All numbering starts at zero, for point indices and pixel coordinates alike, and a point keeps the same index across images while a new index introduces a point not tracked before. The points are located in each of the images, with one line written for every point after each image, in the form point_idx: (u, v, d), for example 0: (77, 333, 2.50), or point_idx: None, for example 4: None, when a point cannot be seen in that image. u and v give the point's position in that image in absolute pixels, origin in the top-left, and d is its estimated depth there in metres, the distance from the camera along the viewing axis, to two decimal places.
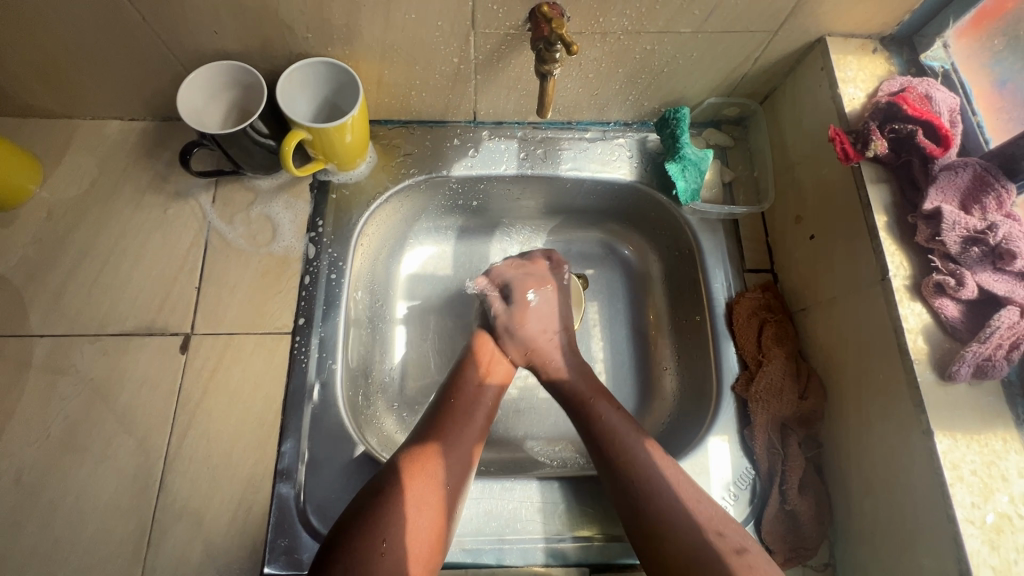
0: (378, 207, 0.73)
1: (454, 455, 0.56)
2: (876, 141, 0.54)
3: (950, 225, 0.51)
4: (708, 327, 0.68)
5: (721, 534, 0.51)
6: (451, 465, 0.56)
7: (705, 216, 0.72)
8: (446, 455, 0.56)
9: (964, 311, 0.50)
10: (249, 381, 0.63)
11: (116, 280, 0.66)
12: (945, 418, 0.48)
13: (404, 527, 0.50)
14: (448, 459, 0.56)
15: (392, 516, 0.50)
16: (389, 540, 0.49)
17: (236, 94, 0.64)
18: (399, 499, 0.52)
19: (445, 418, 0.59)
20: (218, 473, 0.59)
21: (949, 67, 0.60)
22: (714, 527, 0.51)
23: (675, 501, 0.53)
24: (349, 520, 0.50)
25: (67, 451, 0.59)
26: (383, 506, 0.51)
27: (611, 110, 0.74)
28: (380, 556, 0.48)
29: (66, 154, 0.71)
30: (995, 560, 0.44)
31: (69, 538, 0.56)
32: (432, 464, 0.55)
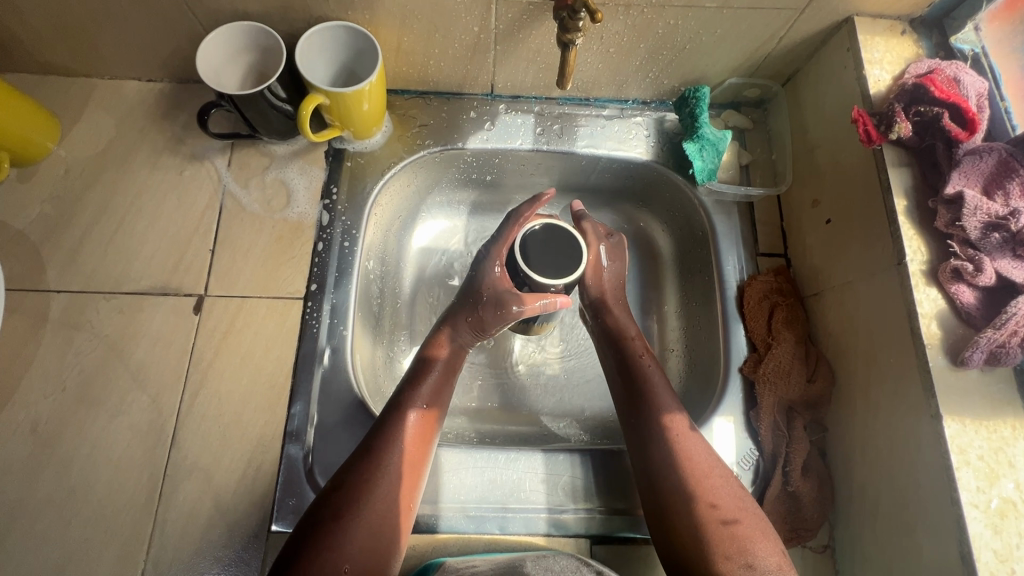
0: (391, 177, 0.73)
1: (399, 465, 0.54)
2: (900, 122, 0.54)
3: (971, 210, 0.50)
4: (718, 309, 0.68)
5: (712, 506, 0.52)
6: (399, 476, 0.53)
7: (720, 197, 0.72)
8: (400, 465, 0.54)
9: (980, 297, 0.49)
10: (260, 343, 0.63)
11: (131, 240, 0.67)
12: (954, 403, 0.48)
13: (362, 546, 0.50)
14: (396, 471, 0.53)
15: (349, 537, 0.49)
16: (349, 561, 0.49)
17: (255, 58, 0.64)
18: (355, 522, 0.50)
19: (392, 427, 0.55)
20: (230, 431, 0.60)
21: (978, 51, 0.59)
22: (709, 520, 0.52)
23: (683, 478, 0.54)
24: (305, 544, 0.49)
25: (83, 403, 0.60)
26: (340, 529, 0.50)
27: (629, 87, 0.73)
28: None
29: (84, 113, 0.72)
30: (997, 543, 0.44)
31: (83, 488, 0.57)
32: (382, 480, 0.52)
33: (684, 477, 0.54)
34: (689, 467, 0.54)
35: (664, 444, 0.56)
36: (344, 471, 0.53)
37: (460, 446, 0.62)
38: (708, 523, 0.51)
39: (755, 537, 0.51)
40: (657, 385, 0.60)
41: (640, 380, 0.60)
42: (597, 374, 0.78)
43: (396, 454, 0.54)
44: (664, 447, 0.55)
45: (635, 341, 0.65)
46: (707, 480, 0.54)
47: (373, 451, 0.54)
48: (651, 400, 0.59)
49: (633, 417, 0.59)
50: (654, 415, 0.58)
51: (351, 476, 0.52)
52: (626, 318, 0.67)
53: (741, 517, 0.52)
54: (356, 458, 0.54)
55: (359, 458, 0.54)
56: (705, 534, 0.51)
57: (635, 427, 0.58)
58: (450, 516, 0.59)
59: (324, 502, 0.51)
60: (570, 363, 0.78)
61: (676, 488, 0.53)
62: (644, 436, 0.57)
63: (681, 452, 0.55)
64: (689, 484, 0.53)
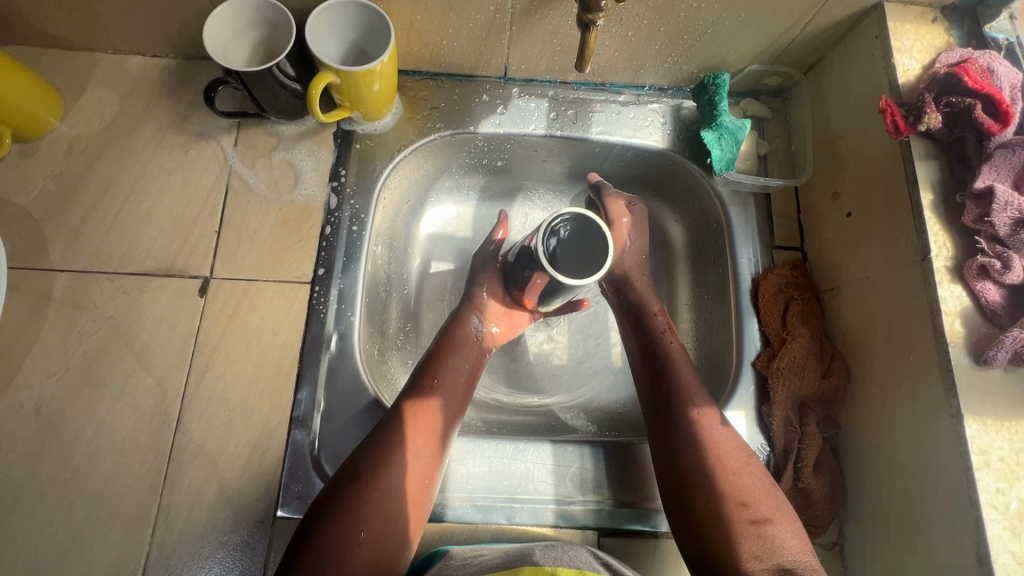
0: (402, 159, 0.71)
1: (425, 439, 0.54)
2: (930, 113, 0.52)
3: (1001, 206, 0.48)
4: (731, 302, 0.67)
5: (744, 505, 0.51)
6: (424, 450, 0.54)
7: (737, 187, 0.70)
8: (426, 441, 0.54)
9: (1006, 296, 0.48)
10: (266, 328, 0.62)
11: (135, 220, 0.66)
12: (976, 403, 0.47)
13: (380, 518, 0.49)
14: (421, 446, 0.54)
15: (365, 507, 0.49)
16: (365, 530, 0.48)
17: (263, 34, 0.62)
18: (374, 491, 0.50)
19: (418, 402, 0.56)
20: (234, 417, 0.59)
21: (1013, 40, 0.56)
22: (732, 517, 0.50)
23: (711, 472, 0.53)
24: (322, 511, 0.49)
25: (85, 385, 0.59)
26: (357, 498, 0.50)
27: (647, 73, 0.71)
28: (359, 545, 0.48)
29: (87, 88, 0.70)
30: (1015, 545, 0.43)
31: (86, 470, 0.57)
32: (408, 452, 0.53)
33: (711, 471, 0.53)
34: (717, 462, 0.53)
35: (692, 435, 0.55)
36: (366, 443, 0.53)
37: (470, 435, 0.61)
38: (736, 519, 0.50)
39: (786, 538, 0.50)
40: (690, 377, 0.59)
41: (670, 370, 0.60)
42: (605, 366, 0.77)
43: (422, 428, 0.54)
44: (695, 439, 0.55)
45: (666, 332, 0.64)
46: (735, 477, 0.52)
47: (399, 423, 0.54)
48: (681, 396, 0.58)
49: (660, 407, 0.58)
50: (682, 411, 0.57)
51: (371, 447, 0.53)
52: (655, 305, 0.67)
53: (771, 515, 0.51)
54: (379, 430, 0.54)
55: (381, 428, 0.54)
56: (731, 530, 0.50)
57: (662, 417, 0.58)
58: (457, 505, 0.58)
59: (342, 472, 0.52)
60: (578, 354, 0.78)
61: (703, 482, 0.52)
62: (673, 429, 0.56)
63: (711, 448, 0.54)
64: (717, 478, 0.52)
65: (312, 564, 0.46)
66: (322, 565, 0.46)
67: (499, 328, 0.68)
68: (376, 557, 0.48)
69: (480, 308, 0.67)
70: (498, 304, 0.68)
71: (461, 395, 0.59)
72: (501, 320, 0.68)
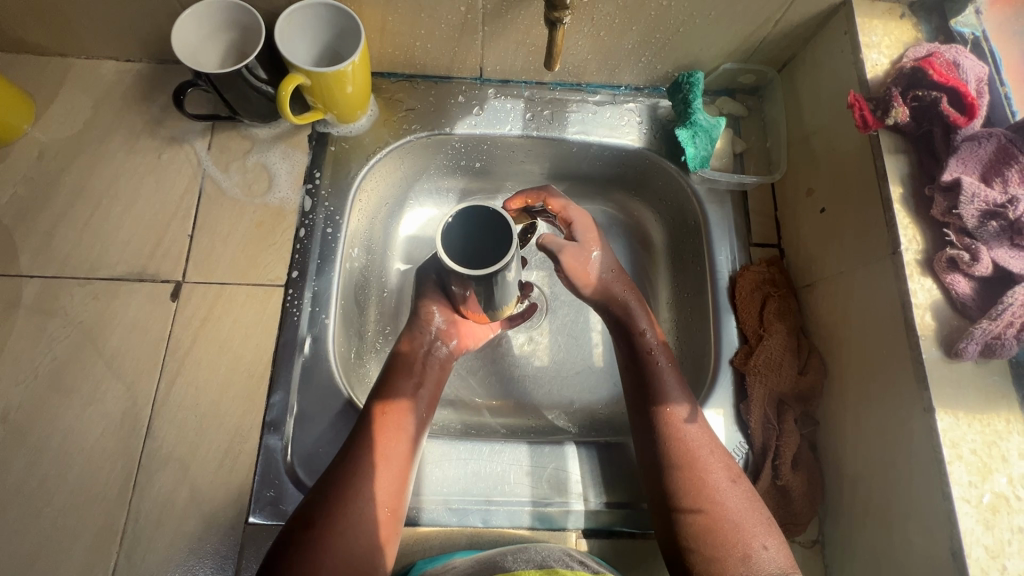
0: (377, 161, 0.71)
1: (382, 471, 0.52)
2: (897, 107, 0.52)
3: (968, 197, 0.48)
4: (709, 300, 0.67)
5: (715, 510, 0.51)
6: (381, 483, 0.52)
7: (713, 185, 0.70)
8: (382, 474, 0.52)
9: (976, 288, 0.48)
10: (239, 331, 0.62)
11: (107, 224, 0.65)
12: (948, 395, 0.47)
13: (341, 562, 0.48)
14: (377, 480, 0.52)
15: (323, 551, 0.48)
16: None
17: (234, 37, 0.61)
18: (331, 534, 0.49)
19: (371, 433, 0.54)
20: (206, 422, 0.58)
21: (978, 35, 0.57)
22: (710, 534, 0.50)
23: (686, 477, 0.53)
24: (279, 560, 0.47)
25: (55, 391, 0.58)
26: (314, 542, 0.48)
27: (622, 72, 0.71)
28: None
29: (60, 93, 0.69)
30: (988, 538, 0.43)
31: (53, 478, 0.56)
32: (363, 488, 0.51)
33: (685, 479, 0.53)
34: (690, 467, 0.53)
35: (666, 439, 0.55)
36: (323, 482, 0.52)
37: (445, 438, 0.60)
38: (718, 534, 0.50)
39: (758, 539, 0.50)
40: (667, 377, 0.58)
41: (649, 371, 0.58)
42: (586, 366, 0.77)
43: (377, 459, 0.53)
44: (671, 444, 0.54)
45: (655, 353, 0.59)
46: (708, 482, 0.52)
47: (354, 459, 0.52)
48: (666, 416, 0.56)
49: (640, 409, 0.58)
50: (667, 430, 0.55)
51: (327, 486, 0.51)
52: (645, 321, 0.61)
53: (744, 518, 0.51)
54: (334, 467, 0.53)
55: (336, 467, 0.52)
56: (710, 545, 0.50)
57: (640, 418, 0.57)
58: (432, 508, 0.57)
59: (299, 515, 0.50)
60: (559, 355, 0.77)
61: (677, 487, 0.53)
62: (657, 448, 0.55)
63: (684, 452, 0.54)
64: (689, 484, 0.52)
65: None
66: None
67: (457, 340, 0.64)
68: None
69: (430, 322, 0.62)
70: (450, 313, 0.63)
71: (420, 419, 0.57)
72: (455, 333, 0.63)
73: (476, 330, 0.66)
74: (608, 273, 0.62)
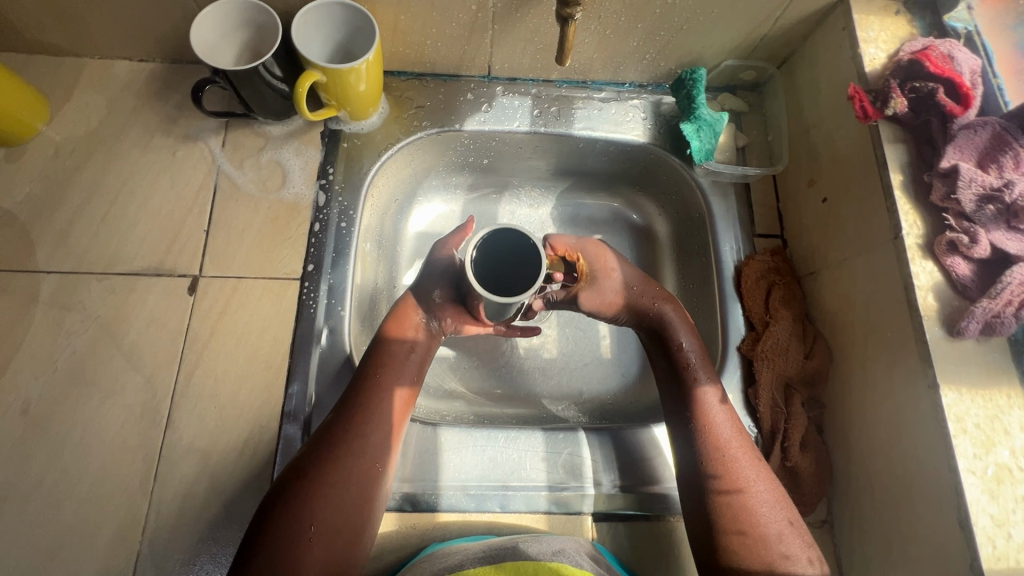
0: (389, 157, 0.72)
1: (373, 430, 0.55)
2: (895, 98, 0.54)
3: (966, 182, 0.51)
4: (715, 289, 0.69)
5: (754, 503, 0.53)
6: (373, 439, 0.54)
7: (717, 177, 0.72)
8: (371, 432, 0.54)
9: (975, 269, 0.50)
10: (257, 324, 0.63)
11: (123, 220, 0.66)
12: (951, 372, 0.48)
13: (331, 515, 0.50)
14: (370, 437, 0.54)
15: (315, 503, 0.50)
16: (316, 525, 0.49)
17: (250, 36, 0.63)
18: (320, 487, 0.51)
19: (363, 394, 0.56)
20: (226, 413, 0.59)
21: (971, 29, 0.59)
22: (745, 519, 0.52)
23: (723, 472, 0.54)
24: (273, 510, 0.50)
25: (74, 385, 0.59)
26: (305, 494, 0.50)
27: (626, 70, 0.73)
28: (308, 541, 0.49)
29: (74, 93, 0.70)
30: (994, 507, 0.45)
31: (75, 470, 0.56)
32: (355, 445, 0.53)
33: (722, 473, 0.54)
34: (727, 463, 0.54)
35: (704, 436, 0.56)
36: (315, 439, 0.54)
37: (461, 426, 0.61)
38: (754, 525, 0.52)
39: (791, 529, 0.52)
40: (705, 378, 0.59)
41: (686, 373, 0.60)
42: (595, 358, 0.78)
43: (367, 418, 0.55)
44: (709, 441, 0.56)
45: (691, 358, 0.60)
46: (744, 476, 0.54)
47: (347, 418, 0.55)
48: (701, 411, 0.57)
49: (676, 407, 0.59)
50: (704, 428, 0.56)
51: (320, 443, 0.53)
52: (686, 334, 0.62)
53: (778, 509, 0.53)
54: (326, 424, 0.55)
55: (328, 426, 0.55)
56: (747, 528, 0.51)
57: (676, 417, 0.59)
58: (451, 494, 0.58)
59: (291, 469, 0.52)
60: (567, 347, 0.78)
61: (716, 482, 0.54)
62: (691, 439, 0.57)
63: (721, 448, 0.55)
64: (726, 478, 0.54)
65: (263, 563, 0.47)
66: (272, 563, 0.47)
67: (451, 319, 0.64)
68: (327, 551, 0.49)
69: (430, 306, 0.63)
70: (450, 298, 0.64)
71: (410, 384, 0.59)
72: (453, 319, 0.64)
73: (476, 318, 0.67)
74: (632, 283, 0.66)
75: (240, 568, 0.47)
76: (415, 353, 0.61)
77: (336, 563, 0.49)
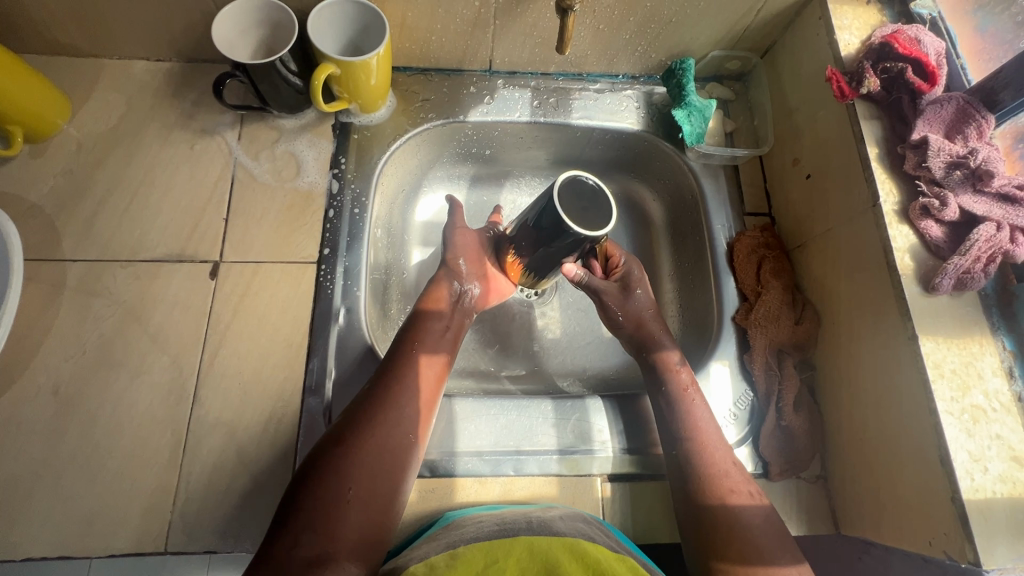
0: (398, 148, 0.76)
1: (409, 401, 0.57)
2: (869, 78, 0.59)
3: (935, 151, 0.55)
4: (709, 264, 0.73)
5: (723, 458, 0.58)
6: (409, 410, 0.57)
7: (708, 160, 0.76)
8: (407, 402, 0.57)
9: (947, 231, 0.55)
10: (276, 305, 0.66)
11: (145, 210, 0.69)
12: (928, 324, 0.53)
13: (368, 478, 0.52)
14: (407, 409, 0.57)
15: (352, 466, 0.52)
16: (354, 489, 0.51)
17: (266, 33, 0.67)
18: (359, 450, 0.53)
19: (400, 367, 0.59)
20: (250, 389, 0.62)
21: (935, 15, 0.64)
22: (730, 476, 0.57)
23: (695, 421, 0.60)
24: (311, 473, 0.51)
25: (103, 365, 0.62)
26: (344, 457, 0.52)
27: (619, 62, 0.78)
28: (347, 503, 0.50)
29: (94, 91, 0.73)
30: (971, 444, 0.49)
31: (107, 445, 0.59)
32: (391, 414, 0.56)
33: (688, 430, 0.60)
34: (691, 418, 0.60)
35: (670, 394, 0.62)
36: (352, 408, 0.57)
37: (473, 397, 0.65)
38: (707, 473, 0.57)
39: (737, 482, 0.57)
40: (666, 346, 0.66)
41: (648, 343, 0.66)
42: (597, 337, 0.82)
43: (404, 390, 0.58)
44: (677, 400, 0.62)
45: (654, 328, 0.67)
46: (700, 432, 0.60)
47: (384, 388, 0.58)
48: (688, 405, 0.61)
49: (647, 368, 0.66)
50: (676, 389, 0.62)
51: (357, 411, 0.56)
52: (675, 355, 0.65)
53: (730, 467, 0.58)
54: (363, 395, 0.57)
55: (365, 396, 0.57)
56: (722, 469, 0.57)
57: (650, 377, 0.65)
58: (466, 460, 0.62)
59: (331, 435, 0.54)
60: (570, 327, 0.82)
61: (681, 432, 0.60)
62: (677, 428, 0.60)
63: (683, 404, 0.61)
64: (686, 430, 0.60)
65: (302, 523, 0.48)
66: (312, 520, 0.48)
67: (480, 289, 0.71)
68: (365, 513, 0.51)
69: (458, 271, 0.70)
70: (475, 263, 0.71)
71: (444, 359, 0.63)
72: (480, 280, 0.71)
73: (500, 285, 0.74)
74: (647, 311, 0.68)
75: (278, 527, 0.48)
76: (444, 331, 0.65)
77: (373, 526, 0.51)
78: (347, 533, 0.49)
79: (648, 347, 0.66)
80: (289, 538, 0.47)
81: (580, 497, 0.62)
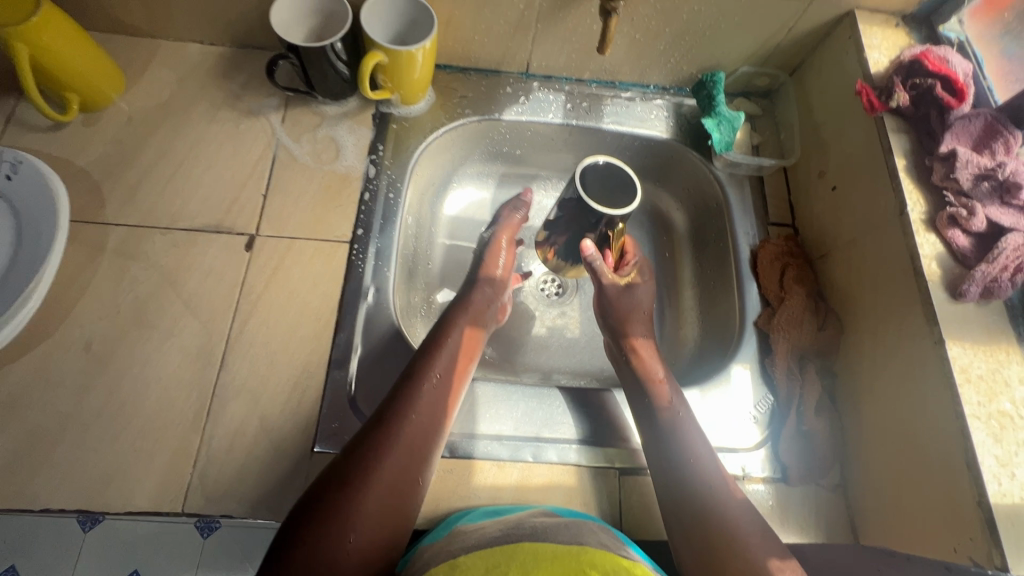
0: (434, 140, 0.78)
1: (428, 419, 0.56)
2: (899, 92, 0.62)
3: (963, 163, 0.57)
4: (732, 271, 0.74)
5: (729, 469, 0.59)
6: (427, 429, 0.55)
7: (735, 170, 0.78)
8: (425, 420, 0.55)
9: (974, 242, 0.55)
10: (307, 281, 0.67)
11: (188, 182, 0.71)
12: (955, 329, 0.53)
13: (379, 496, 0.50)
14: (424, 427, 0.55)
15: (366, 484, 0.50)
16: (365, 508, 0.49)
17: (319, 22, 0.70)
18: (372, 466, 0.51)
19: (422, 382, 0.57)
20: (277, 358, 0.63)
21: (963, 39, 0.67)
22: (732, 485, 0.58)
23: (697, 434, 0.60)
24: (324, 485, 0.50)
25: (135, 326, 0.63)
26: (359, 475, 0.51)
27: (651, 72, 0.81)
28: (357, 522, 0.49)
29: (148, 69, 0.77)
30: (998, 449, 0.49)
31: (132, 404, 0.59)
32: (409, 432, 0.54)
33: (685, 446, 0.59)
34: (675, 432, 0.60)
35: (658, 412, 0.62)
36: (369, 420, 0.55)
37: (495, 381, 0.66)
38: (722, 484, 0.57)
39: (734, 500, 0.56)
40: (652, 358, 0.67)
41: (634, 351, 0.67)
42: None
43: (425, 408, 0.56)
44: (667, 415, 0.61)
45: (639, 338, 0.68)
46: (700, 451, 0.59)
47: (402, 404, 0.55)
48: (672, 417, 0.61)
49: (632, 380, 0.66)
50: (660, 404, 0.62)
51: (378, 421, 0.54)
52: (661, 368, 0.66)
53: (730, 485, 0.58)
54: (382, 408, 0.55)
55: (382, 409, 0.55)
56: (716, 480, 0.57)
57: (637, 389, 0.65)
58: (486, 444, 0.62)
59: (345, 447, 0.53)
60: (590, 327, 0.83)
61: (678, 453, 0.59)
62: (660, 435, 0.60)
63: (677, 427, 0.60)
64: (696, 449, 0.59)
65: (310, 539, 0.47)
66: (319, 537, 0.47)
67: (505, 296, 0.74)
68: (373, 533, 0.49)
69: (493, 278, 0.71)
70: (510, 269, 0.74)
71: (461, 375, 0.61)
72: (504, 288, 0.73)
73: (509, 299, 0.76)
74: (636, 310, 0.71)
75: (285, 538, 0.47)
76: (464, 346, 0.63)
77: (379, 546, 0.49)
78: (355, 553, 0.48)
79: (630, 355, 0.67)
80: (295, 554, 0.46)
81: (596, 490, 0.61)
